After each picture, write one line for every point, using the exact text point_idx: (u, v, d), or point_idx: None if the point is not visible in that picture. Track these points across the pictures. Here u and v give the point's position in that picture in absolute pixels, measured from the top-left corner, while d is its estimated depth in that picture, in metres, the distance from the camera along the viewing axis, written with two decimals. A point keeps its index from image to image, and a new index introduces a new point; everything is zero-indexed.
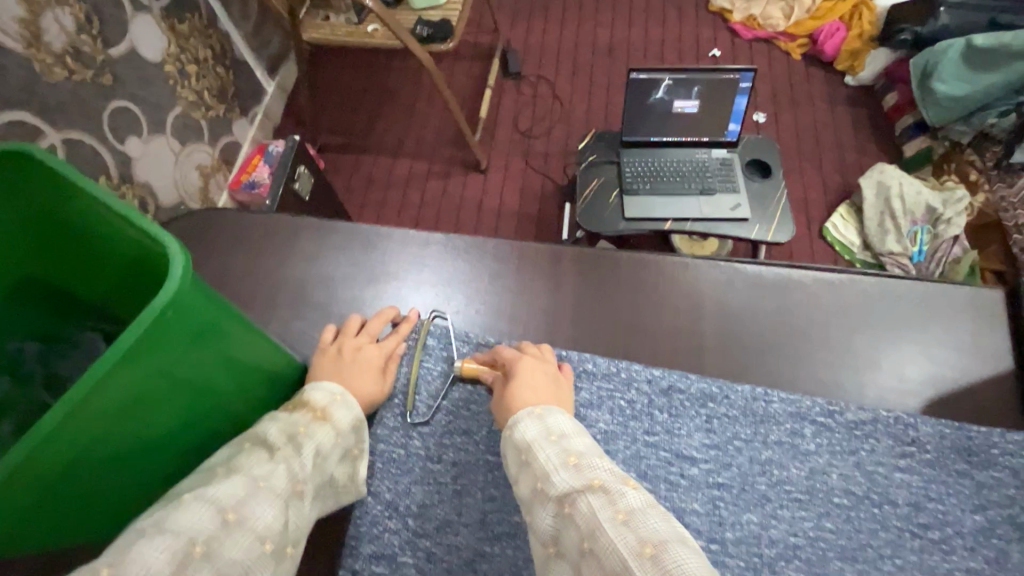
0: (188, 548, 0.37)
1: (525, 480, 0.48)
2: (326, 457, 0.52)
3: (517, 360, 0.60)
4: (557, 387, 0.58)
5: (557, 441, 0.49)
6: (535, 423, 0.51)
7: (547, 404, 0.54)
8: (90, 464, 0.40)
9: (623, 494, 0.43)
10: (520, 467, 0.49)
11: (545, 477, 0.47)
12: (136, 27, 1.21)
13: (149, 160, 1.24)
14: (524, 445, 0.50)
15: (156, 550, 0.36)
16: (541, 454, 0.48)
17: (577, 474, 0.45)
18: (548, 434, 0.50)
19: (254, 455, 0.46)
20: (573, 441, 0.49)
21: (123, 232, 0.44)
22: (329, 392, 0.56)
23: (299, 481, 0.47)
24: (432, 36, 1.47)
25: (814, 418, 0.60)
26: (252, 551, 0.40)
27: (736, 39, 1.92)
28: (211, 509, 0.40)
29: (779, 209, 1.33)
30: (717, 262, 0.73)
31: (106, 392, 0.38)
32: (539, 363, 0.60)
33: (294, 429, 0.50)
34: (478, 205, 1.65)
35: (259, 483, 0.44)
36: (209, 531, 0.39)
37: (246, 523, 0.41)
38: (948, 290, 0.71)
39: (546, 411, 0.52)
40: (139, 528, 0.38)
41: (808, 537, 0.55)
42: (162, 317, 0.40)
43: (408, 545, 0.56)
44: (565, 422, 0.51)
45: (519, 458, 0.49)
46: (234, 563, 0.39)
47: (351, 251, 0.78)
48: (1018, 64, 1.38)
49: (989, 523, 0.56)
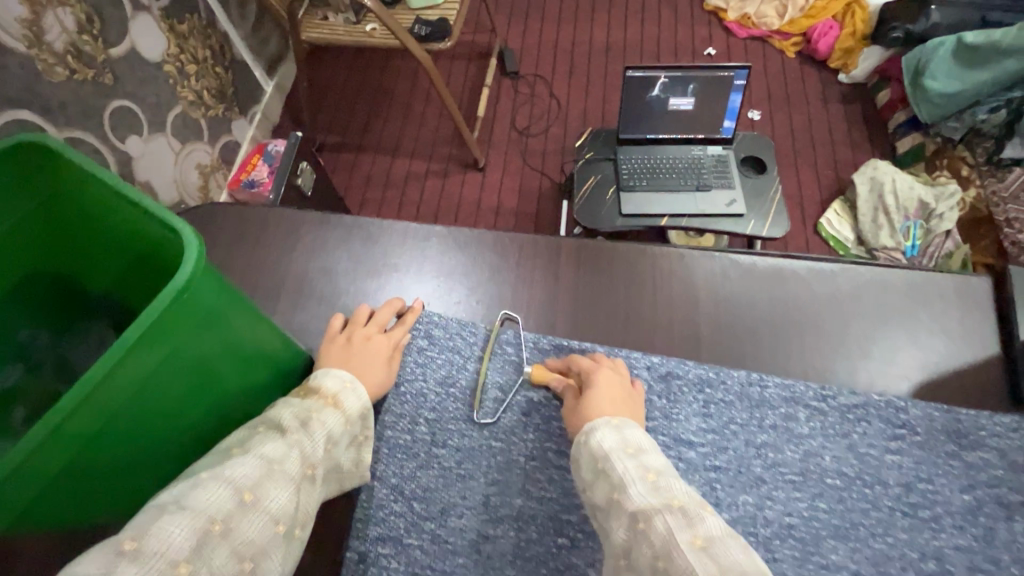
0: (207, 525, 0.39)
1: (600, 488, 0.48)
2: (338, 442, 0.53)
3: (594, 371, 0.59)
4: (631, 402, 0.57)
5: (636, 455, 0.49)
6: (614, 432, 0.51)
7: (622, 418, 0.54)
8: (105, 445, 0.41)
9: (702, 519, 0.41)
10: (596, 475, 0.49)
11: (621, 489, 0.46)
12: (136, 27, 1.22)
13: (149, 159, 1.25)
14: (601, 453, 0.50)
15: (178, 527, 0.38)
16: (618, 465, 0.48)
17: (654, 491, 0.45)
18: (626, 445, 0.50)
19: (268, 438, 0.48)
20: (651, 458, 0.49)
21: (135, 221, 0.45)
22: (341, 379, 0.57)
23: (310, 464, 0.49)
24: (430, 35, 1.49)
25: (807, 402, 0.62)
26: (266, 532, 0.42)
27: (730, 38, 1.94)
28: (228, 489, 0.42)
29: (775, 204, 1.34)
30: (712, 253, 0.75)
31: (122, 373, 0.39)
32: (615, 376, 0.59)
33: (308, 413, 0.52)
34: (476, 202, 1.67)
35: (274, 465, 0.46)
36: (228, 509, 0.41)
37: (261, 504, 0.43)
38: (939, 279, 0.73)
39: (624, 423, 0.53)
40: (160, 505, 0.39)
41: (802, 516, 0.56)
42: (177, 301, 0.41)
43: (413, 528, 0.58)
44: (642, 438, 0.51)
45: (596, 467, 0.49)
46: (251, 542, 0.41)
47: (352, 243, 0.79)
48: (1008, 60, 1.40)
49: (977, 502, 0.57)
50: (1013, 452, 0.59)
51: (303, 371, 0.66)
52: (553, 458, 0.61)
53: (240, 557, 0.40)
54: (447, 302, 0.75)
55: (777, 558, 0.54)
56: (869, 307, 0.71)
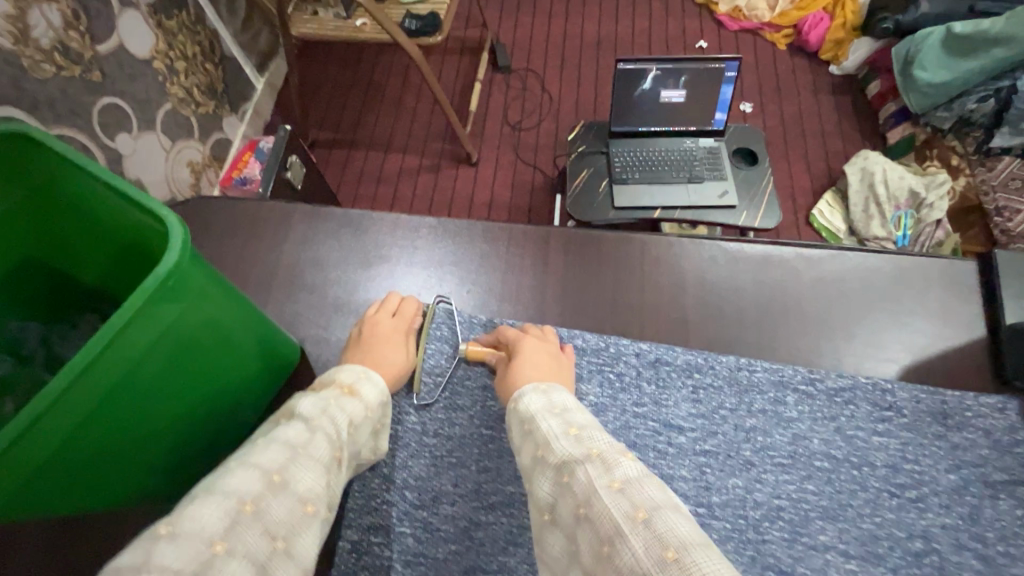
0: (238, 506, 0.39)
1: (527, 450, 0.48)
2: (359, 428, 0.54)
3: (521, 341, 0.61)
4: (559, 368, 0.59)
5: (561, 414, 0.49)
6: (541, 397, 0.52)
7: (552, 383, 0.56)
8: (93, 434, 0.42)
9: (619, 463, 0.41)
10: (523, 437, 0.50)
11: (546, 446, 0.47)
12: (124, 23, 1.21)
13: (140, 156, 1.25)
14: (528, 415, 0.50)
15: (209, 510, 0.38)
16: (544, 425, 0.48)
17: (577, 443, 0.45)
18: (552, 407, 0.50)
19: (291, 424, 0.48)
20: (577, 415, 0.49)
21: (119, 210, 0.45)
22: (355, 372, 0.58)
23: (338, 447, 0.50)
24: (420, 29, 1.48)
25: (795, 386, 0.63)
26: (296, 511, 0.43)
27: (722, 30, 1.95)
28: (257, 473, 0.42)
29: (767, 195, 1.35)
30: (701, 241, 0.76)
31: (108, 360, 0.40)
32: (542, 345, 0.61)
33: (326, 400, 0.53)
34: (470, 197, 1.67)
35: (300, 449, 0.46)
36: (258, 491, 0.41)
37: (290, 485, 0.43)
38: (925, 264, 0.73)
39: (551, 388, 0.53)
40: (193, 494, 0.40)
41: (791, 498, 0.57)
42: (162, 288, 0.42)
43: (406, 516, 0.58)
44: (568, 399, 0.52)
45: (523, 429, 0.50)
46: (281, 521, 0.41)
47: (342, 235, 0.79)
48: (996, 48, 1.40)
49: (963, 481, 0.58)
50: (997, 432, 0.60)
51: (295, 363, 0.66)
52: None
53: (273, 535, 0.40)
54: (437, 293, 0.75)
55: (767, 540, 0.55)
56: (857, 292, 0.71)
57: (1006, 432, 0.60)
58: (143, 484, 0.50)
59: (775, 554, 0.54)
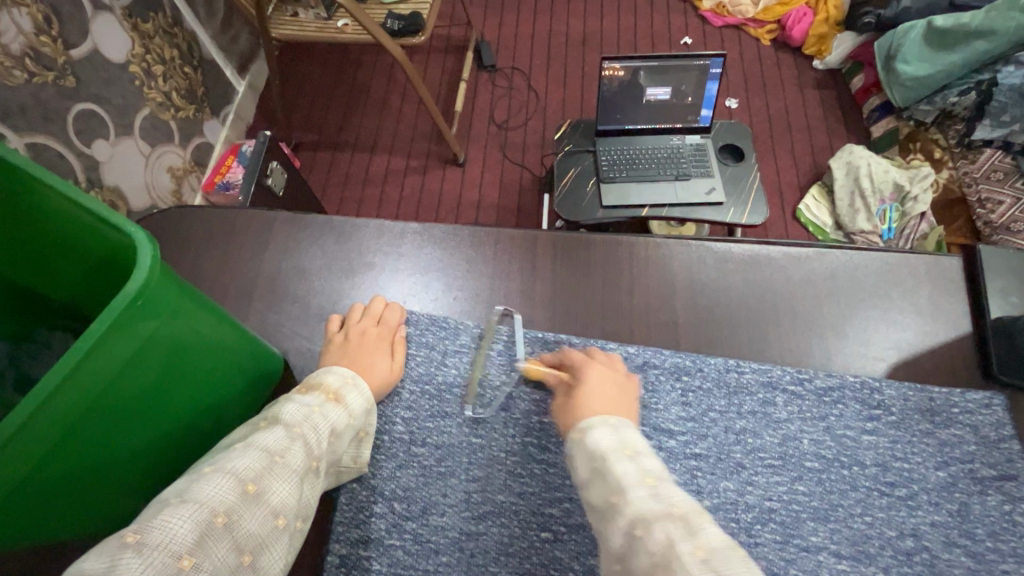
0: (210, 517, 0.40)
1: (597, 488, 0.45)
2: (341, 436, 0.54)
3: (588, 367, 0.59)
4: (625, 395, 0.57)
5: (636, 457, 0.46)
6: (612, 434, 0.49)
7: (618, 418, 0.52)
8: (61, 461, 0.40)
9: (702, 528, 0.39)
10: (591, 475, 0.47)
11: (619, 492, 0.44)
12: (98, 27, 1.18)
13: (117, 163, 1.22)
14: (599, 453, 0.48)
15: (180, 521, 0.39)
16: (616, 467, 0.46)
17: (656, 498, 0.42)
18: (624, 447, 0.48)
19: (271, 431, 0.49)
20: (650, 460, 0.46)
21: (86, 226, 0.43)
22: (341, 376, 0.58)
23: (315, 457, 0.50)
24: (403, 29, 1.46)
25: (785, 386, 0.63)
26: (266, 524, 0.44)
27: (706, 26, 1.95)
28: (231, 482, 0.43)
29: (754, 191, 1.35)
30: (688, 241, 0.75)
31: (73, 387, 0.38)
32: (609, 371, 0.59)
33: (309, 409, 0.52)
34: (458, 198, 1.66)
35: (276, 458, 0.47)
36: (230, 501, 0.42)
37: (263, 496, 0.44)
38: (911, 260, 0.73)
39: (621, 424, 0.51)
40: (165, 499, 0.41)
41: (782, 500, 0.57)
42: (131, 308, 0.40)
43: (394, 529, 0.57)
44: (640, 439, 0.49)
45: (591, 467, 0.47)
46: (251, 535, 0.42)
47: (325, 242, 0.77)
48: (976, 42, 1.40)
49: (951, 478, 0.58)
50: (985, 428, 0.60)
51: (278, 373, 0.65)
52: (533, 452, 0.60)
53: (240, 550, 0.41)
54: (422, 299, 0.74)
55: (759, 542, 0.55)
56: (844, 289, 0.71)
57: (993, 428, 0.60)
58: (120, 506, 0.48)
59: (768, 557, 0.54)
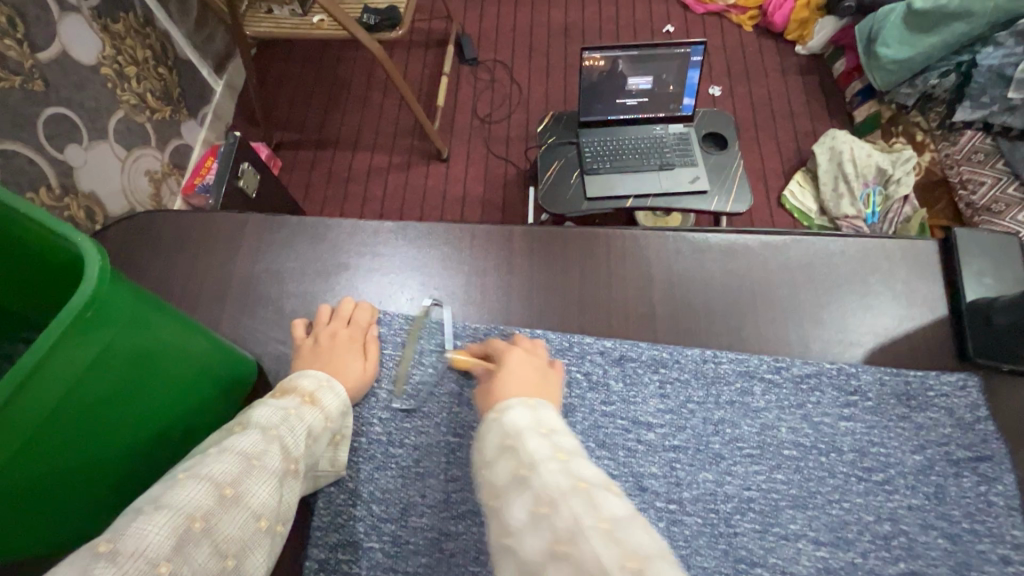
0: (188, 522, 0.40)
1: (503, 465, 0.42)
2: (318, 439, 0.54)
3: (507, 353, 0.57)
4: (546, 385, 0.55)
5: (548, 434, 0.44)
6: (527, 412, 0.47)
7: (536, 398, 0.51)
8: (17, 475, 0.39)
9: (607, 500, 0.37)
10: (499, 453, 0.44)
11: (529, 465, 0.41)
12: (66, 30, 1.16)
13: (91, 168, 1.20)
14: (513, 430, 0.45)
15: (156, 528, 0.38)
16: (528, 442, 0.43)
17: (564, 471, 0.39)
18: (539, 426, 0.45)
19: (246, 434, 0.48)
20: (563, 437, 0.44)
21: (37, 234, 0.42)
22: (316, 379, 0.57)
23: (293, 459, 0.50)
24: (380, 23, 1.44)
25: (762, 375, 0.62)
26: (248, 527, 0.43)
27: (688, 14, 1.94)
28: (207, 486, 0.42)
29: (737, 179, 1.34)
30: (665, 233, 0.74)
31: (28, 397, 0.37)
32: (531, 360, 0.57)
33: (286, 411, 0.52)
34: (442, 194, 1.64)
35: (253, 460, 0.46)
36: (207, 506, 0.41)
37: (242, 499, 0.44)
38: (888, 245, 0.73)
39: (539, 404, 0.49)
40: (138, 507, 0.40)
41: (760, 489, 0.57)
42: (83, 317, 0.39)
43: (374, 531, 0.57)
44: (554, 418, 0.47)
45: (502, 444, 0.44)
46: (232, 538, 0.42)
47: (297, 245, 0.76)
48: (954, 24, 1.39)
49: (928, 462, 0.58)
50: (959, 410, 0.60)
51: (250, 378, 0.64)
52: None
53: (223, 554, 0.41)
54: (399, 298, 0.73)
55: (738, 532, 0.55)
56: (821, 275, 0.71)
57: (968, 410, 0.60)
58: (80, 520, 0.47)
59: (747, 546, 0.54)
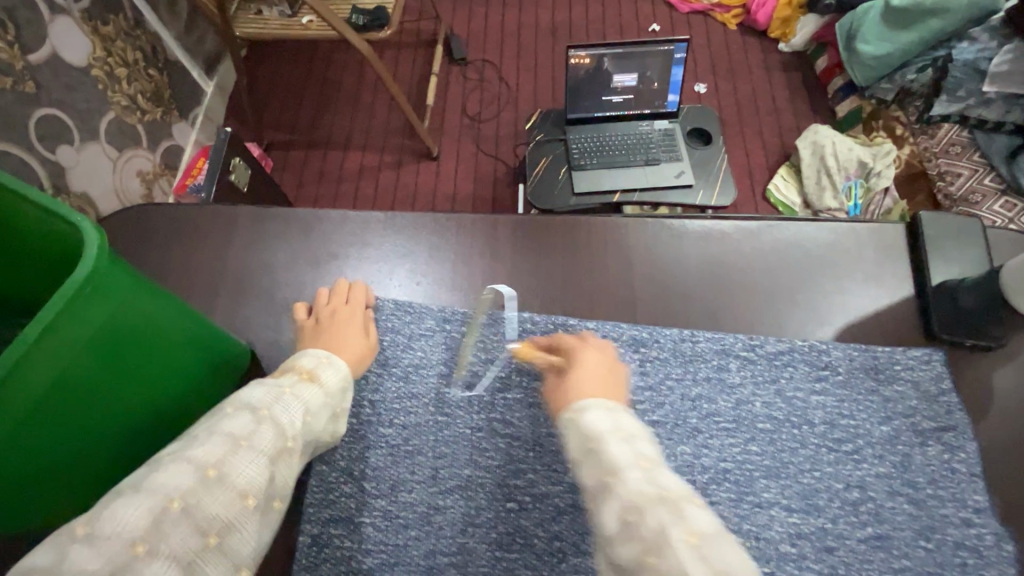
0: (165, 503, 0.41)
1: (589, 469, 0.44)
2: (317, 415, 0.55)
3: (578, 351, 0.58)
4: (614, 376, 0.56)
5: (629, 439, 0.45)
6: (604, 415, 0.48)
7: (606, 398, 0.51)
8: (19, 448, 0.41)
9: (691, 513, 0.38)
10: (582, 455, 0.45)
11: (615, 472, 0.42)
12: (56, 32, 1.17)
13: (83, 169, 1.21)
14: (593, 433, 0.46)
15: (132, 510, 0.40)
16: (610, 446, 0.44)
17: (649, 480, 0.41)
18: (617, 430, 0.46)
19: (238, 416, 0.49)
20: (643, 444, 0.45)
21: (34, 220, 0.44)
22: (316, 357, 0.59)
23: (288, 438, 0.51)
24: (369, 24, 1.46)
25: (737, 352, 0.65)
26: (233, 505, 0.44)
27: (673, 13, 1.97)
28: (189, 468, 0.44)
29: (721, 173, 1.37)
30: (645, 220, 0.77)
31: (28, 373, 0.39)
32: (601, 355, 0.58)
33: (279, 391, 0.53)
34: (433, 192, 1.67)
35: (241, 441, 0.47)
36: (187, 487, 0.43)
37: (228, 479, 0.45)
38: (858, 229, 0.76)
39: (614, 407, 0.49)
40: (120, 489, 0.42)
41: (736, 461, 0.60)
42: (78, 296, 0.41)
43: (365, 507, 0.59)
44: (632, 423, 0.47)
45: (584, 447, 0.45)
46: (215, 517, 0.43)
47: (290, 237, 0.78)
48: (931, 21, 1.43)
49: (895, 432, 0.61)
50: (924, 383, 0.63)
51: (244, 363, 0.66)
52: (498, 428, 0.62)
53: (203, 532, 0.42)
54: (388, 285, 0.75)
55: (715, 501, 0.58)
56: (795, 259, 0.74)
57: (933, 382, 0.63)
58: (78, 496, 0.49)
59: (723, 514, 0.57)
